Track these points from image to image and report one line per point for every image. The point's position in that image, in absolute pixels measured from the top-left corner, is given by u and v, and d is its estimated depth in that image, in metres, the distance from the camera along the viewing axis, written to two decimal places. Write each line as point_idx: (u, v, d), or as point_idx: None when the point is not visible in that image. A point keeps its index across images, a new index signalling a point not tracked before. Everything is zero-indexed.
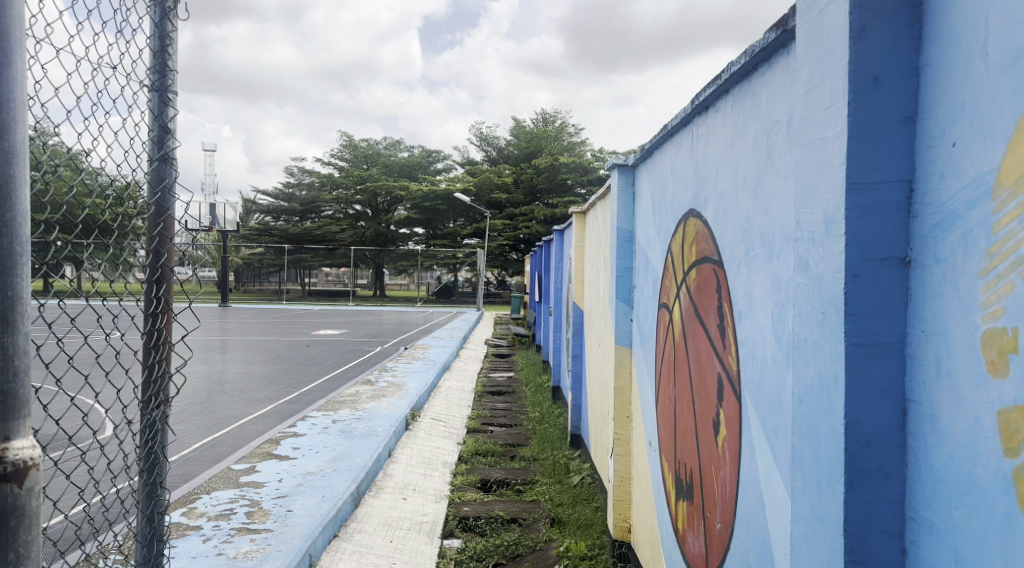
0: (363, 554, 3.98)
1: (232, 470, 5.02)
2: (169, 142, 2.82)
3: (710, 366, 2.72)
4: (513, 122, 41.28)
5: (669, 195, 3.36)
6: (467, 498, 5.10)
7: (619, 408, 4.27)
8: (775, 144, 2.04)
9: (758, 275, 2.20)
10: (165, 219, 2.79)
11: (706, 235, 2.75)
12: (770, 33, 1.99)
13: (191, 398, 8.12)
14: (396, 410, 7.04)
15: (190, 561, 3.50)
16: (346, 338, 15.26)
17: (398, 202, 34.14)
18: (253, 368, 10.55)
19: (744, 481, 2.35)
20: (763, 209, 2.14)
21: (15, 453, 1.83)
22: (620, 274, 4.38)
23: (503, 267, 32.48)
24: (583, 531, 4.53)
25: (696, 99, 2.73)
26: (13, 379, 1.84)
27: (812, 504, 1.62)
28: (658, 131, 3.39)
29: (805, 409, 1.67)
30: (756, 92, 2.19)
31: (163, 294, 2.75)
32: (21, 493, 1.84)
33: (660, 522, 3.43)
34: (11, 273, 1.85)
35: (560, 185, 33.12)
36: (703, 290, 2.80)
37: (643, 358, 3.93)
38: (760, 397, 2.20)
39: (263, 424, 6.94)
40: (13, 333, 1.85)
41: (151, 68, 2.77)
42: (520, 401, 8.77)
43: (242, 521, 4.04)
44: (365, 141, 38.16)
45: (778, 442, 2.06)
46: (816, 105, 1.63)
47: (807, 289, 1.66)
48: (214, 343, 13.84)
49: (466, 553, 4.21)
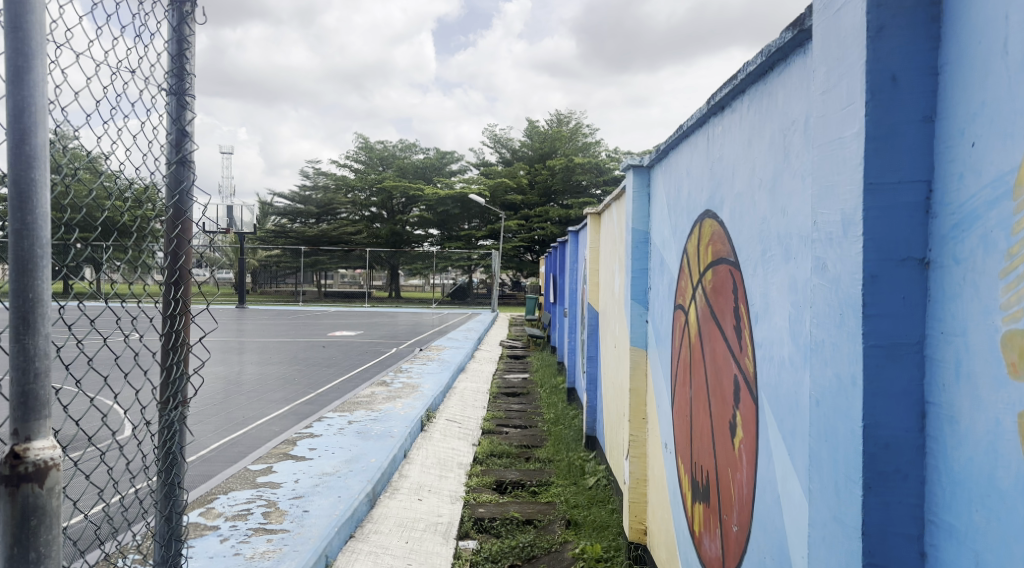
0: (379, 555, 4.00)
1: (249, 470, 5.05)
2: (187, 145, 2.85)
3: (726, 367, 2.71)
4: (527, 123, 41.36)
5: (684, 195, 3.35)
6: (482, 499, 5.12)
7: (635, 409, 4.26)
8: (792, 144, 2.02)
9: (775, 276, 2.19)
10: (183, 221, 2.82)
11: (722, 235, 2.75)
12: (787, 32, 1.98)
13: (210, 399, 8.21)
14: (411, 410, 7.07)
15: (207, 561, 3.53)
16: (362, 339, 15.35)
17: (414, 204, 34.28)
18: (270, 369, 10.66)
19: (761, 483, 2.34)
20: (780, 209, 2.13)
21: (36, 453, 1.86)
22: (635, 274, 4.37)
23: (518, 268, 32.47)
24: (598, 532, 4.53)
25: (712, 99, 2.72)
26: (34, 380, 1.87)
27: (829, 507, 1.61)
28: (674, 131, 3.38)
29: (822, 411, 1.65)
30: (773, 92, 2.18)
31: (181, 296, 2.79)
32: (42, 493, 1.86)
33: (676, 524, 3.41)
34: (32, 276, 1.88)
35: (575, 186, 33.09)
36: (719, 291, 2.79)
37: (659, 360, 3.92)
38: (777, 399, 2.19)
39: (280, 424, 7.00)
40: (33, 334, 1.87)
41: (170, 72, 2.81)
42: (535, 402, 8.78)
43: (259, 521, 4.08)
44: (380, 144, 38.43)
45: (796, 444, 2.05)
46: (833, 105, 1.61)
47: (825, 290, 1.64)
48: (232, 344, 14.00)
49: (482, 554, 4.23)
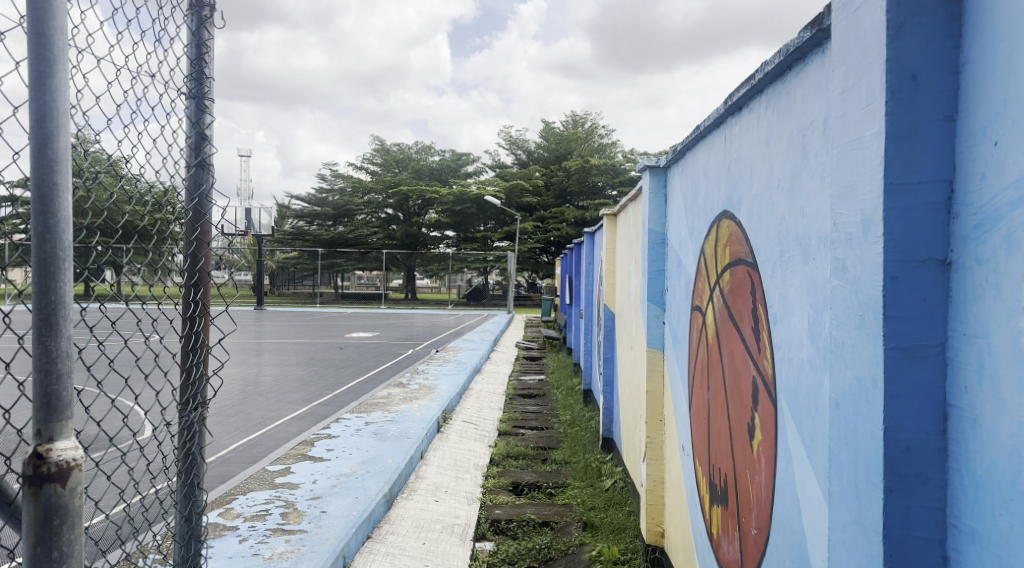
0: (396, 556, 4.01)
1: (267, 471, 5.09)
2: (206, 149, 2.88)
3: (744, 369, 2.69)
4: (543, 125, 41.34)
5: (701, 196, 3.34)
6: (499, 500, 5.12)
7: (652, 411, 4.24)
8: (810, 144, 2.01)
9: (794, 277, 2.17)
10: (202, 224, 2.85)
11: (739, 236, 2.73)
12: (805, 32, 1.96)
13: (229, 400, 8.28)
14: (428, 412, 7.09)
15: (226, 561, 3.56)
16: (379, 341, 15.42)
17: (430, 205, 34.38)
18: (288, 370, 10.73)
19: (780, 486, 2.32)
20: (798, 210, 2.11)
21: (59, 454, 1.88)
22: (652, 276, 4.35)
23: (534, 269, 32.45)
24: (615, 535, 4.52)
25: (729, 99, 2.70)
26: (57, 381, 1.90)
27: (849, 510, 1.60)
28: (691, 131, 3.37)
29: (842, 414, 1.64)
30: (791, 92, 2.16)
31: (201, 298, 2.82)
32: (65, 493, 1.89)
33: (694, 527, 3.39)
34: (55, 279, 1.90)
35: (591, 187, 33.01)
36: (737, 293, 2.77)
37: (676, 362, 3.89)
38: (796, 401, 2.17)
39: (298, 425, 7.05)
40: (56, 336, 1.90)
41: (189, 76, 2.84)
42: (552, 404, 8.76)
43: (278, 521, 4.11)
44: (396, 146, 38.60)
45: (815, 446, 2.03)
46: (852, 105, 1.60)
47: (844, 291, 1.63)
48: (250, 345, 14.11)
49: (498, 555, 4.23)
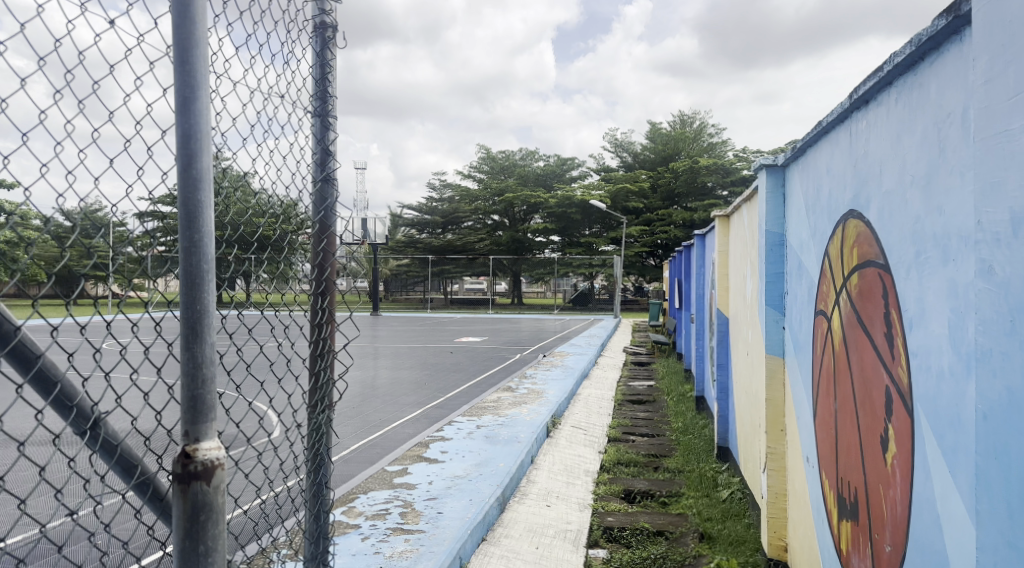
0: (510, 559, 4.06)
1: (386, 471, 5.28)
2: (330, 164, 3.03)
3: (876, 378, 2.53)
4: (649, 126, 40.70)
5: (823, 196, 3.18)
6: (611, 508, 5.07)
7: (771, 420, 4.06)
8: (948, 137, 1.87)
9: (932, 279, 2.02)
10: (327, 235, 3.00)
11: (868, 237, 2.58)
12: (940, 18, 1.83)
13: (348, 402, 8.66)
14: (537, 417, 7.13)
15: (350, 558, 3.72)
16: (487, 345, 15.68)
17: (535, 211, 34.63)
18: (402, 374, 11.11)
19: (918, 502, 2.17)
20: (936, 208, 1.97)
21: (204, 453, 2.03)
22: (770, 280, 4.19)
23: (641, 273, 31.97)
24: (734, 547, 4.36)
25: (853, 93, 2.56)
26: (202, 385, 2.06)
27: (1001, 531, 1.47)
28: (811, 128, 3.22)
29: (991, 427, 1.51)
30: (924, 84, 2.02)
31: (327, 306, 2.97)
32: (209, 489, 2.04)
33: (820, 542, 3.23)
34: (200, 290, 2.06)
35: (700, 188, 32.15)
36: (867, 297, 2.62)
37: (798, 369, 3.72)
38: (936, 413, 2.02)
39: (412, 427, 7.27)
40: (201, 343, 2.05)
41: (314, 95, 3.00)
42: (662, 411, 8.60)
43: (397, 521, 4.25)
44: (502, 154, 39.17)
45: (959, 461, 1.88)
46: (998, 94, 1.48)
47: (992, 295, 1.50)
48: (366, 350, 14.72)
49: (612, 564, 4.18)
